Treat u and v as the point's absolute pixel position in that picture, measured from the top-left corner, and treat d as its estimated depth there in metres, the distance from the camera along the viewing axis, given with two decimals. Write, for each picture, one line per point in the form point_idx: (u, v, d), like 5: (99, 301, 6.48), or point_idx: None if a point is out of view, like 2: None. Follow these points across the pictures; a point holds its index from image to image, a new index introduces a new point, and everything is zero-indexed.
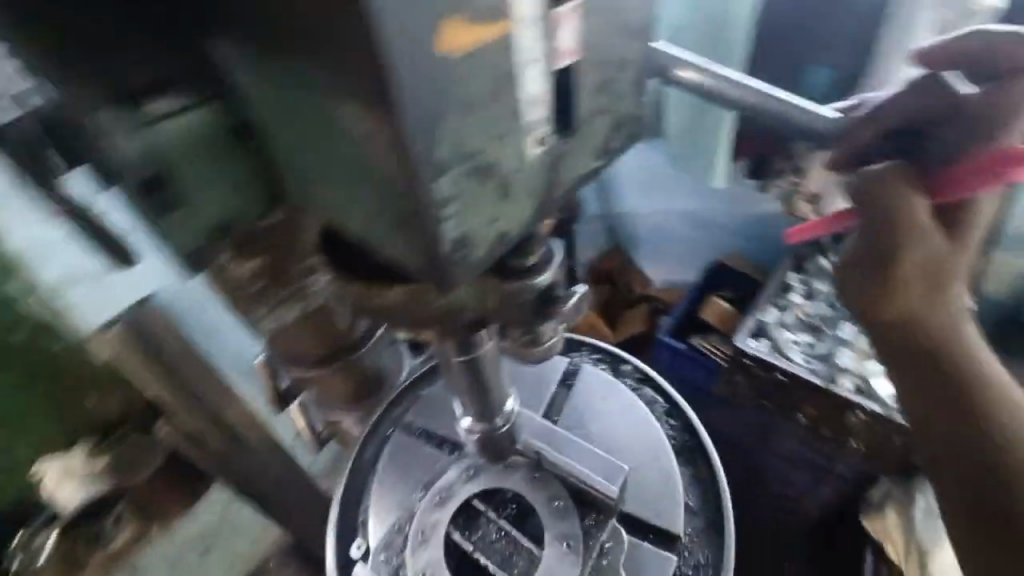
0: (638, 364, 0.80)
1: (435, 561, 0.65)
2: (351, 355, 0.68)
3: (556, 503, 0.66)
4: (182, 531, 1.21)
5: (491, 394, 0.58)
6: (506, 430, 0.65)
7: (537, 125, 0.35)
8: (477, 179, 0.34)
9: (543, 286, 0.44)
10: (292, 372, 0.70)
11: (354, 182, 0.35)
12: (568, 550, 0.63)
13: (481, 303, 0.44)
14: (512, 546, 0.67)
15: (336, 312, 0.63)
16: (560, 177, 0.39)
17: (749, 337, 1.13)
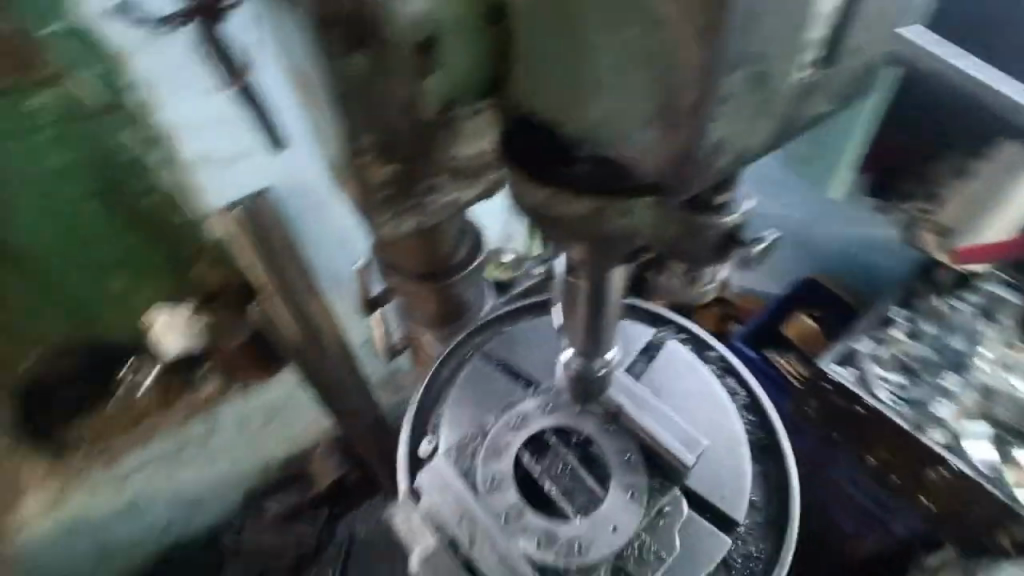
0: (722, 353, 0.80)
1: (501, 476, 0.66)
2: (443, 280, 0.74)
3: (627, 458, 0.67)
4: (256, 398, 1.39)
5: (604, 336, 0.60)
6: (600, 376, 0.66)
7: (809, 49, 0.38)
8: (751, 88, 0.37)
9: (731, 225, 0.48)
10: (392, 279, 0.76)
11: (612, 73, 0.39)
12: (630, 501, 0.65)
13: (640, 229, 0.46)
14: (575, 480, 0.69)
15: (445, 235, 0.70)
16: (801, 114, 0.41)
17: (835, 362, 1.06)
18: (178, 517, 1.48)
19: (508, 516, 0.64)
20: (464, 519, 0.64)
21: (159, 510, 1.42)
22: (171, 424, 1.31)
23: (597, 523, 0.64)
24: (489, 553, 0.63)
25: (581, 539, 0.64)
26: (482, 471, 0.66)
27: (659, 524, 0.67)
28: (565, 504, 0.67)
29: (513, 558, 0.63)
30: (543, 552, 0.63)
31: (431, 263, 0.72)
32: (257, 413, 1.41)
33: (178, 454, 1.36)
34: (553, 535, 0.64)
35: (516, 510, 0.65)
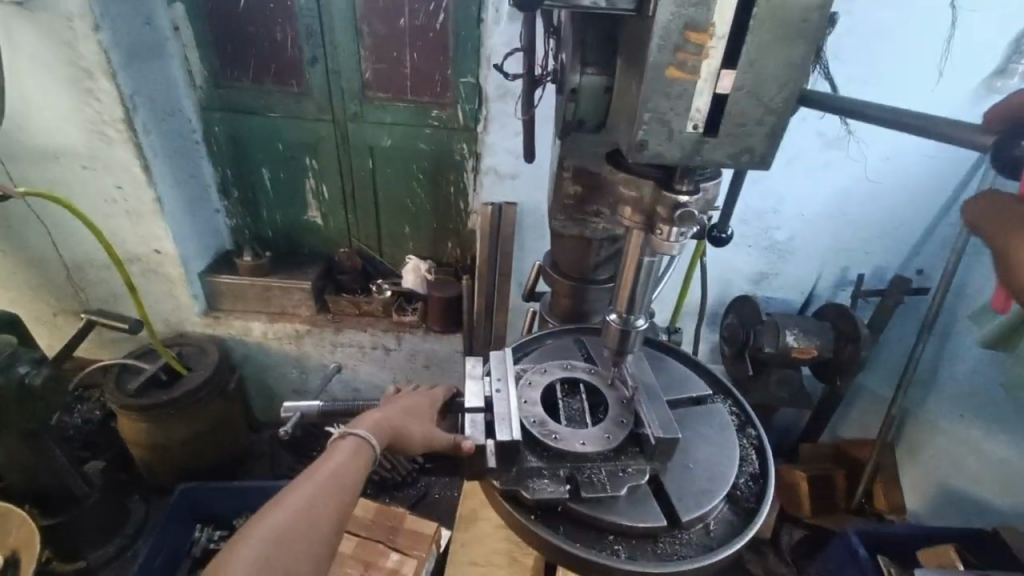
0: (763, 437, 0.77)
1: (536, 379, 0.75)
2: (581, 282, 1.03)
3: (622, 419, 0.70)
4: (431, 344, 1.85)
5: (637, 297, 0.69)
6: (631, 346, 0.73)
7: (698, 113, 0.53)
8: (658, 124, 0.53)
9: (682, 202, 0.58)
10: (547, 270, 1.08)
11: (617, 105, 0.60)
12: (605, 438, 0.68)
13: (643, 200, 0.62)
14: (582, 416, 0.73)
15: (592, 250, 0.97)
16: (707, 154, 0.54)
17: None
18: (342, 397, 2.00)
19: (525, 400, 0.72)
20: (483, 379, 0.73)
21: (336, 383, 1.97)
22: (377, 328, 1.84)
23: (574, 435, 0.68)
24: (476, 399, 0.70)
25: (558, 437, 0.68)
26: (528, 372, 0.76)
27: (616, 473, 0.66)
28: (563, 421, 0.72)
29: (505, 415, 0.67)
30: (526, 426, 0.68)
31: (579, 267, 1.01)
32: (424, 354, 1.87)
33: (368, 350, 1.87)
34: (542, 424, 0.69)
35: (530, 400, 0.72)
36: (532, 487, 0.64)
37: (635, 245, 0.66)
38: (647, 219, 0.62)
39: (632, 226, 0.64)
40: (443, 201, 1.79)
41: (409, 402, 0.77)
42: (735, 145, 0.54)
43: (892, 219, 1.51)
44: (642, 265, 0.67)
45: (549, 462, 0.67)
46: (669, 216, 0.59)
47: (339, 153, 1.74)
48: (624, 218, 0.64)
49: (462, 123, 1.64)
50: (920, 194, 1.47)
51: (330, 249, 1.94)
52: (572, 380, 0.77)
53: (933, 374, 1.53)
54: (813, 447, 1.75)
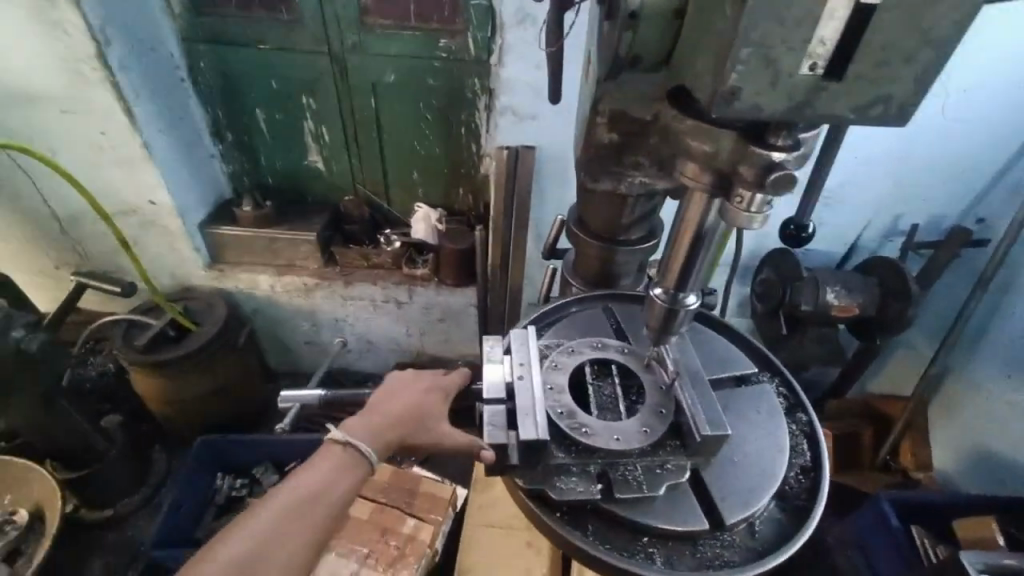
0: (815, 424, 0.69)
1: (564, 361, 0.68)
2: (612, 243, 0.92)
3: (661, 408, 0.63)
4: (444, 298, 1.78)
5: (692, 273, 0.59)
6: (673, 326, 0.63)
7: (819, 51, 0.40)
8: (760, 64, 0.41)
9: (775, 161, 0.47)
10: (573, 228, 0.96)
11: (694, 35, 0.47)
12: (642, 433, 0.61)
13: (718, 157, 0.50)
14: (614, 404, 0.66)
15: (626, 207, 0.85)
16: (817, 105, 0.43)
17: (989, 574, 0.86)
18: (355, 350, 1.98)
19: (550, 387, 0.65)
20: (504, 363, 0.66)
21: (349, 336, 1.93)
22: (388, 281, 1.76)
23: (606, 429, 0.61)
24: (497, 387, 0.63)
25: (588, 431, 0.61)
26: (553, 354, 0.69)
27: (654, 471, 0.60)
28: (594, 410, 0.65)
29: (529, 408, 0.60)
30: (553, 418, 0.62)
31: (611, 226, 0.89)
32: (437, 308, 1.81)
33: (379, 303, 1.81)
34: (570, 415, 0.63)
35: (557, 387, 0.65)
36: (561, 487, 0.59)
37: (694, 210, 0.56)
38: (720, 179, 0.52)
39: (695, 186, 0.54)
40: (454, 143, 1.64)
41: (417, 395, 0.71)
42: (864, 95, 0.42)
43: (959, 161, 1.34)
44: (699, 237, 0.57)
45: (579, 458, 0.61)
46: (759, 181, 0.47)
47: (337, 91, 1.57)
48: (686, 175, 0.54)
49: (473, 54, 1.46)
50: (995, 132, 1.29)
51: (334, 196, 1.82)
52: (604, 361, 0.70)
53: (983, 332, 1.42)
54: (839, 403, 1.69)
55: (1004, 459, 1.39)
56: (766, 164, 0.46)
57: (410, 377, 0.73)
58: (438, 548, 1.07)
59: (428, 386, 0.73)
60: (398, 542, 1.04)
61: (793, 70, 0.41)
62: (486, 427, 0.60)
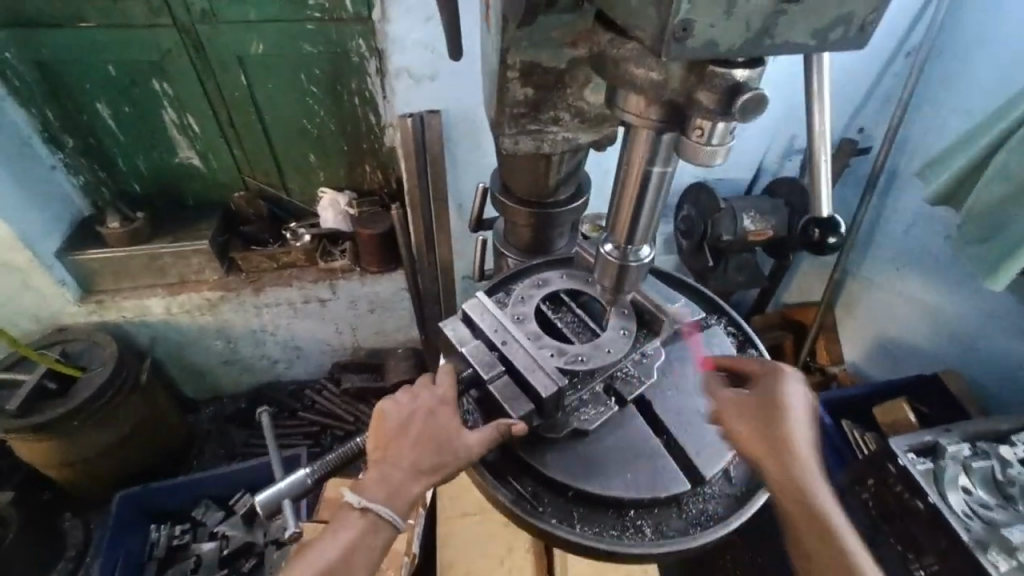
0: (766, 356, 0.71)
1: (528, 311, 0.69)
2: (542, 209, 0.86)
3: (624, 309, 0.70)
4: (371, 288, 1.66)
5: (641, 216, 0.55)
6: (633, 279, 0.59)
7: None
8: None
9: (738, 79, 0.42)
10: (499, 198, 0.89)
11: None
12: (625, 331, 0.67)
13: (669, 85, 0.45)
14: (583, 326, 0.71)
15: (553, 168, 0.80)
16: (780, 28, 0.38)
17: (909, 450, 0.98)
18: (282, 359, 1.81)
19: (531, 336, 0.66)
20: (479, 341, 0.65)
21: (273, 345, 1.76)
22: (304, 280, 1.60)
23: (596, 349, 0.66)
24: (489, 364, 0.63)
25: (584, 358, 0.65)
26: (511, 309, 0.69)
27: (640, 361, 0.68)
28: (573, 339, 0.69)
29: (532, 364, 0.61)
30: (552, 362, 0.64)
31: (538, 190, 0.84)
32: (366, 300, 1.69)
33: (300, 306, 1.65)
34: (562, 352, 0.65)
35: (535, 335, 0.67)
36: (586, 418, 0.63)
37: (640, 149, 0.51)
38: (669, 112, 0.47)
39: (643, 122, 0.49)
40: (349, 118, 1.48)
41: (424, 426, 0.61)
42: (823, 16, 0.39)
43: (841, 76, 1.42)
44: (652, 177, 0.52)
45: (586, 385, 0.65)
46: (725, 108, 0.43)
47: (197, 72, 1.34)
48: (629, 110, 0.49)
49: (351, 12, 1.29)
50: (875, 43, 1.36)
51: (222, 194, 1.60)
52: (552, 294, 0.73)
53: (876, 234, 1.56)
54: (762, 319, 1.82)
55: (896, 342, 1.56)
56: (730, 85, 0.42)
57: (406, 411, 0.62)
58: (415, 553, 1.03)
59: (432, 407, 0.62)
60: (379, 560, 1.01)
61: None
62: (506, 404, 0.60)
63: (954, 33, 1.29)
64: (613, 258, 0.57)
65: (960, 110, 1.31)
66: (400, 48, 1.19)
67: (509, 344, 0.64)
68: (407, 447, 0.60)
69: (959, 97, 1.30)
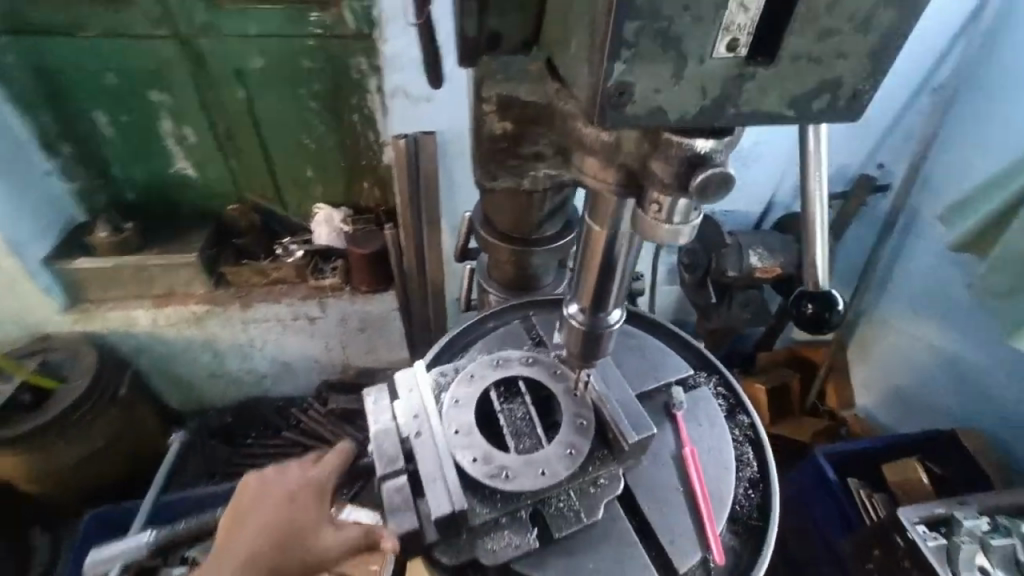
0: (758, 426, 0.64)
1: (465, 398, 0.57)
2: (526, 245, 0.80)
3: (582, 419, 0.56)
4: (361, 308, 1.62)
5: (610, 280, 0.50)
6: (600, 346, 0.53)
7: (739, 25, 0.33)
8: (659, 44, 0.33)
9: (700, 150, 0.37)
10: (481, 232, 0.84)
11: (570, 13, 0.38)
12: (568, 457, 0.53)
13: (625, 145, 0.41)
14: (530, 428, 0.58)
15: (538, 203, 0.74)
16: (742, 89, 0.35)
17: (920, 522, 0.90)
18: (270, 374, 1.77)
19: (456, 432, 0.54)
20: (397, 421, 0.55)
21: (261, 360, 1.72)
22: (293, 296, 1.56)
23: (529, 465, 0.53)
24: (393, 457, 0.53)
25: (509, 475, 0.52)
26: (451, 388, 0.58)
27: (587, 491, 0.55)
28: (510, 443, 0.56)
29: (435, 472, 0.51)
30: (466, 469, 0.52)
31: (520, 225, 0.78)
32: (357, 320, 1.65)
33: (289, 323, 1.61)
34: (486, 460, 0.53)
35: (464, 429, 0.55)
36: (492, 549, 0.51)
37: (605, 210, 0.46)
38: (627, 177, 0.43)
39: (602, 186, 0.44)
40: (347, 133, 1.44)
41: (276, 514, 0.63)
42: (804, 81, 0.35)
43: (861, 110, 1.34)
44: (616, 239, 0.47)
45: (505, 508, 0.51)
46: (683, 184, 0.38)
47: (194, 82, 1.32)
48: (589, 172, 0.44)
49: (352, 28, 1.26)
50: (895, 78, 1.29)
51: (216, 206, 1.57)
52: (509, 379, 0.61)
53: (894, 276, 1.47)
54: (769, 356, 1.73)
55: (906, 389, 1.48)
56: (689, 157, 0.37)
57: (273, 489, 0.65)
58: None
59: (292, 493, 0.65)
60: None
61: (706, 53, 0.33)
62: (387, 513, 0.49)
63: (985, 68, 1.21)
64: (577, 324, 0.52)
65: (983, 154, 1.23)
66: (395, 71, 1.17)
67: (423, 436, 0.54)
68: (252, 536, 0.61)
69: (983, 133, 1.23)
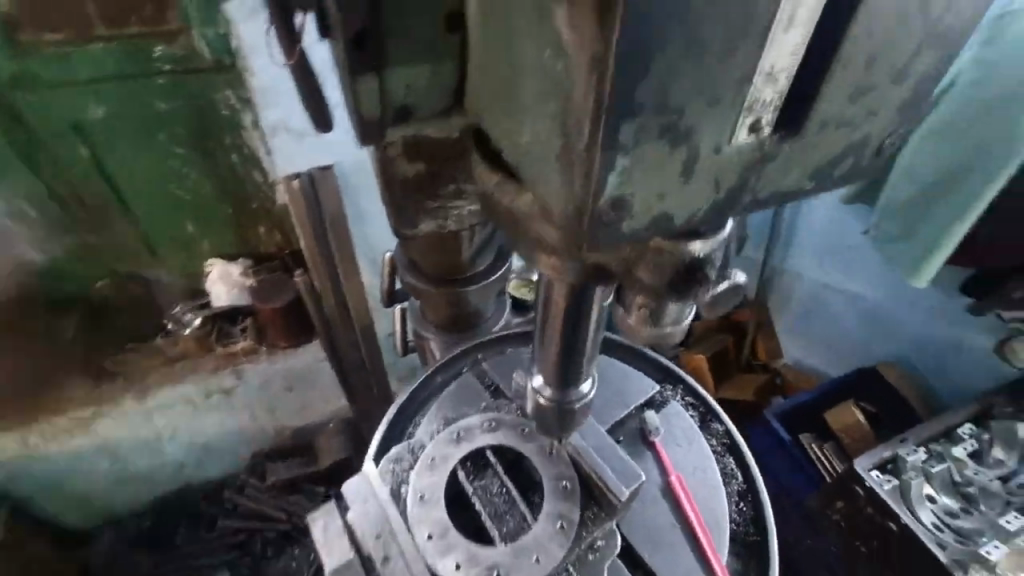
0: (732, 431, 0.63)
1: (432, 489, 0.53)
2: (460, 287, 0.73)
3: (564, 482, 0.53)
4: (282, 365, 1.46)
5: (579, 353, 0.47)
6: (573, 409, 0.51)
7: (763, 109, 0.33)
8: (665, 137, 0.31)
9: (698, 255, 0.38)
10: (407, 278, 0.75)
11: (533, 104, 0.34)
12: (559, 531, 0.51)
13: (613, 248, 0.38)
14: (510, 503, 0.55)
15: (466, 242, 0.67)
16: (765, 170, 0.36)
17: (873, 467, 0.97)
18: (188, 461, 1.55)
19: (430, 537, 0.52)
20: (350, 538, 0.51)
21: (176, 447, 1.50)
22: (202, 370, 1.40)
23: (520, 554, 0.50)
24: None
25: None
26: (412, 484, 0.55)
27: (586, 559, 0.52)
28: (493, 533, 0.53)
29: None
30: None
31: (450, 267, 0.71)
32: (280, 380, 1.48)
33: (201, 400, 1.43)
34: (470, 561, 0.51)
35: (437, 530, 0.52)
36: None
37: (562, 292, 0.43)
38: (598, 270, 0.41)
39: (555, 275, 0.42)
40: (224, 176, 1.23)
41: None
42: (827, 152, 0.37)
43: None
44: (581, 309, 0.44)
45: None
46: (678, 294, 0.39)
47: (18, 152, 1.10)
48: (545, 265, 0.41)
49: (209, 59, 1.06)
50: None
51: (69, 289, 1.28)
52: (475, 453, 0.57)
53: (801, 235, 1.55)
54: (702, 324, 1.78)
55: (822, 333, 1.62)
56: (690, 262, 0.38)
57: None
58: None
59: None
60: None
61: (723, 143, 0.33)
62: None
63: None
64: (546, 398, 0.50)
65: None
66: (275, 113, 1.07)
67: (392, 556, 0.50)
68: None
69: None
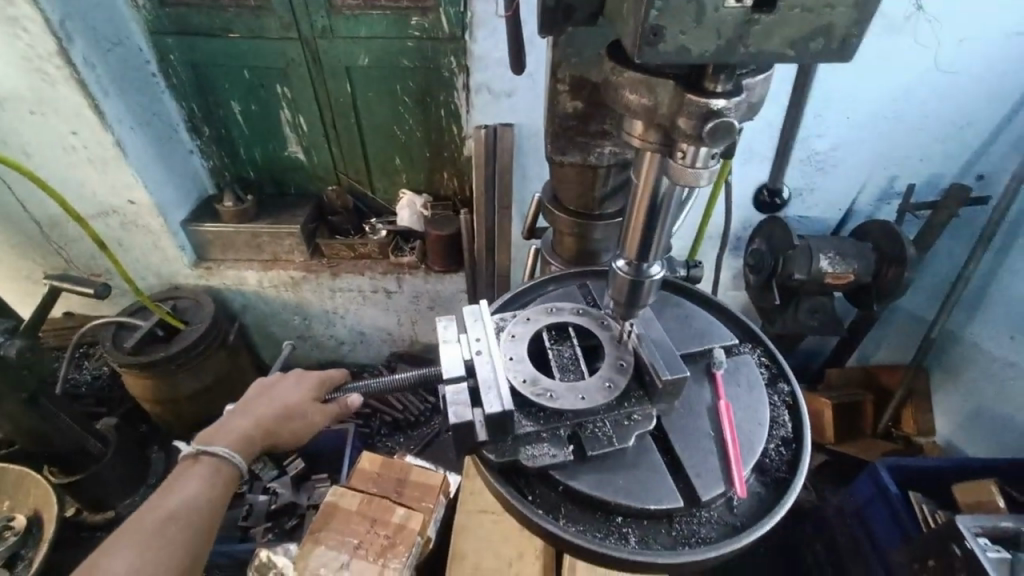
0: (797, 393, 0.68)
1: (523, 333, 0.66)
2: (586, 219, 0.88)
3: (622, 360, 0.64)
4: (432, 286, 1.75)
5: (655, 227, 0.56)
6: (646, 289, 0.60)
7: None
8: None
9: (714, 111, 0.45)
10: (549, 205, 0.92)
11: None
12: (607, 388, 0.61)
13: (659, 110, 0.48)
14: (575, 364, 0.66)
15: (598, 182, 0.82)
16: None
17: (982, 533, 0.83)
18: (348, 341, 1.97)
19: (510, 358, 0.64)
20: (460, 341, 0.64)
21: (341, 327, 1.92)
22: (375, 271, 1.73)
23: (571, 391, 0.61)
24: (456, 366, 0.61)
25: (554, 396, 0.61)
26: (509, 324, 0.68)
27: (622, 424, 0.61)
28: (556, 373, 0.64)
29: (491, 381, 0.59)
30: (517, 387, 0.61)
31: (583, 201, 0.86)
32: (427, 298, 1.79)
33: (369, 294, 1.79)
34: (533, 382, 0.62)
35: (517, 357, 0.64)
36: (532, 454, 0.59)
37: (646, 170, 0.54)
38: (664, 136, 0.50)
39: (645, 146, 0.51)
40: (433, 123, 1.57)
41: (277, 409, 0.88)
42: None
43: (903, 135, 1.33)
44: (658, 196, 0.54)
45: (546, 423, 0.60)
46: (697, 132, 0.46)
47: (310, 77, 1.50)
48: (634, 135, 0.52)
49: (447, 31, 1.40)
50: (961, 105, 1.26)
51: (313, 187, 1.78)
52: (560, 325, 0.69)
53: (981, 293, 1.37)
54: (837, 373, 1.64)
55: (991, 417, 1.38)
56: (705, 112, 0.45)
57: (282, 386, 0.91)
58: (426, 536, 1.08)
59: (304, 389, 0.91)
60: (309, 437, 0.89)
61: (720, 4, 0.40)
62: (450, 407, 0.58)
63: (960, 73, 1.21)
64: (619, 276, 0.60)
65: None
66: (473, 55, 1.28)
67: (482, 355, 0.63)
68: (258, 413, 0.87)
69: None
